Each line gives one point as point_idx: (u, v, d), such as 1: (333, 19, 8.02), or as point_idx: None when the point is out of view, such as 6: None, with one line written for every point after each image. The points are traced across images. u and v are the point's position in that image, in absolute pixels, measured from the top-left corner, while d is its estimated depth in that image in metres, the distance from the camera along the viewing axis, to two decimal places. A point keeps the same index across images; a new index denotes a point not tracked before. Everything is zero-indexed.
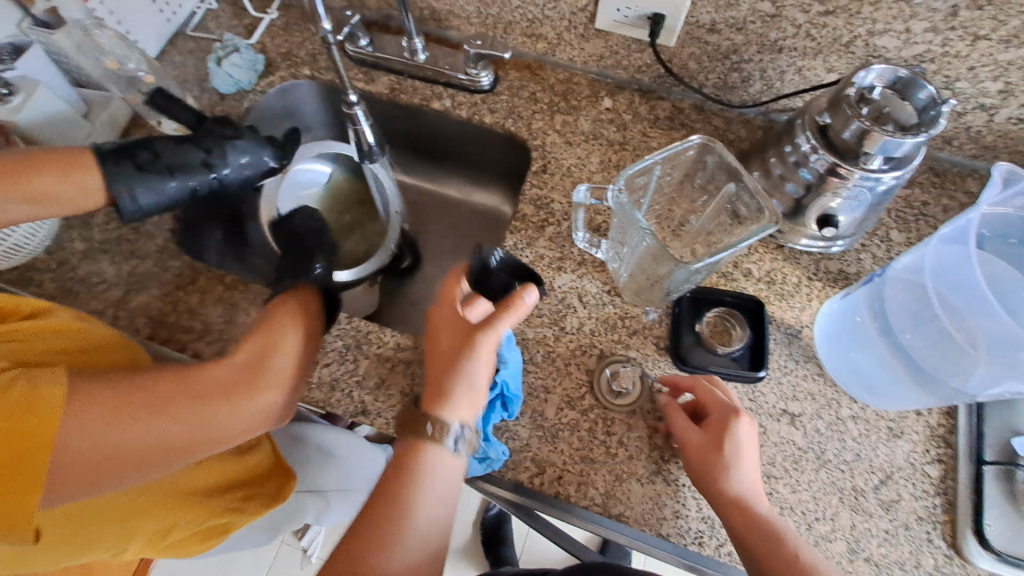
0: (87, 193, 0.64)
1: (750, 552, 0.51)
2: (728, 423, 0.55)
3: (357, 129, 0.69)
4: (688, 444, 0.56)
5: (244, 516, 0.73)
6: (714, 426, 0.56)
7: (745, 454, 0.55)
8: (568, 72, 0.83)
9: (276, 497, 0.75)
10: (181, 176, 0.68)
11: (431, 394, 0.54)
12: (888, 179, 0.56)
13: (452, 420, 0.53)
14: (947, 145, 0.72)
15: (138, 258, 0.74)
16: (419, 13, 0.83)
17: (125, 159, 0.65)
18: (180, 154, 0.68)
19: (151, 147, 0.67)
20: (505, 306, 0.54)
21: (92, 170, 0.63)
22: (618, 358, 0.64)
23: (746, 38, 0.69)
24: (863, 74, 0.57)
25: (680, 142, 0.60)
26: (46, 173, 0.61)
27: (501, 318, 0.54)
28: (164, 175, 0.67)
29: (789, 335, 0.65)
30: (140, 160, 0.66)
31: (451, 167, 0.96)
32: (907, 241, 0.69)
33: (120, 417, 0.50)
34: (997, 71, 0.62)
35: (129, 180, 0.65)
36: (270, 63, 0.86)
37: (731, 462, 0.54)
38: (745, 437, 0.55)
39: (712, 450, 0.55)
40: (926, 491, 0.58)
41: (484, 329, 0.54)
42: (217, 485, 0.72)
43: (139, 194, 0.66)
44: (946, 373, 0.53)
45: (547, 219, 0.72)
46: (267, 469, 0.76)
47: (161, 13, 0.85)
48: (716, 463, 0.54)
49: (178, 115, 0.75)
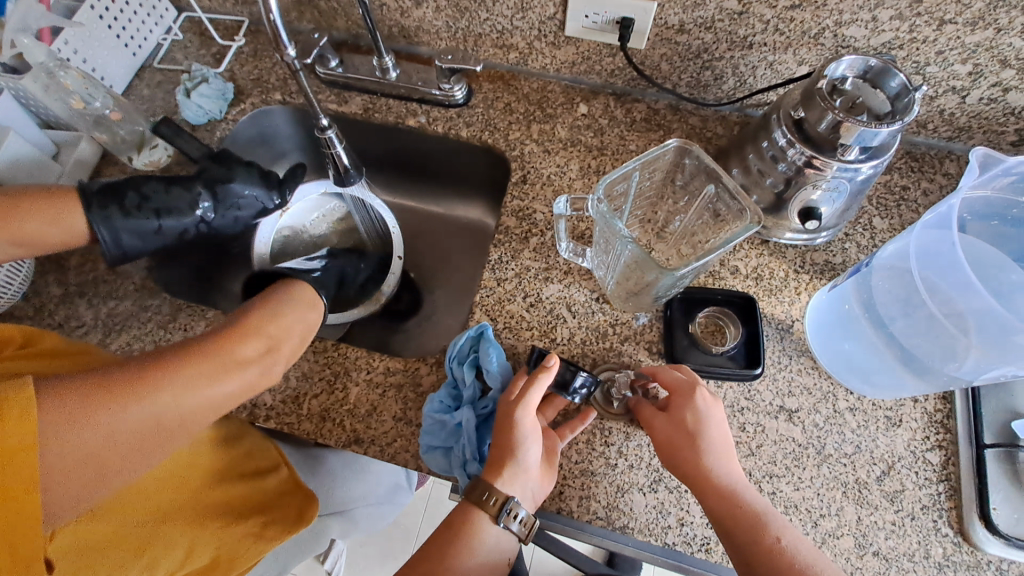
0: (71, 235, 0.63)
1: (726, 526, 0.51)
2: (685, 401, 0.56)
3: (331, 154, 0.67)
4: (657, 434, 0.56)
5: (264, 543, 0.70)
6: (674, 408, 0.57)
7: (712, 430, 0.55)
8: (541, 81, 0.82)
9: (299, 519, 0.71)
10: (168, 219, 0.68)
11: (491, 466, 0.55)
12: (866, 169, 0.56)
13: (514, 494, 0.54)
14: (922, 128, 0.72)
15: (116, 299, 0.72)
16: (387, 30, 0.83)
17: (111, 202, 0.65)
18: (171, 198, 0.68)
19: (140, 188, 0.67)
20: (535, 374, 0.56)
21: (77, 212, 0.63)
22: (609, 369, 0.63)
23: (716, 37, 0.68)
24: (834, 66, 0.56)
25: (656, 147, 0.60)
26: (34, 218, 0.60)
27: (534, 389, 0.56)
28: (152, 218, 0.66)
29: (781, 330, 0.65)
30: (127, 204, 0.66)
31: (432, 183, 0.95)
32: (889, 227, 0.69)
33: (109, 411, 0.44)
34: (966, 53, 0.62)
35: (113, 223, 0.64)
36: (241, 90, 0.85)
37: (699, 442, 0.54)
38: (706, 410, 0.56)
39: (679, 431, 0.55)
40: (929, 479, 0.58)
41: (524, 401, 0.56)
42: (238, 512, 0.70)
43: (124, 239, 0.65)
44: (939, 360, 0.53)
45: (530, 230, 0.71)
46: (288, 490, 0.73)
47: (127, 48, 0.83)
48: (687, 444, 0.54)
49: (185, 147, 0.73)
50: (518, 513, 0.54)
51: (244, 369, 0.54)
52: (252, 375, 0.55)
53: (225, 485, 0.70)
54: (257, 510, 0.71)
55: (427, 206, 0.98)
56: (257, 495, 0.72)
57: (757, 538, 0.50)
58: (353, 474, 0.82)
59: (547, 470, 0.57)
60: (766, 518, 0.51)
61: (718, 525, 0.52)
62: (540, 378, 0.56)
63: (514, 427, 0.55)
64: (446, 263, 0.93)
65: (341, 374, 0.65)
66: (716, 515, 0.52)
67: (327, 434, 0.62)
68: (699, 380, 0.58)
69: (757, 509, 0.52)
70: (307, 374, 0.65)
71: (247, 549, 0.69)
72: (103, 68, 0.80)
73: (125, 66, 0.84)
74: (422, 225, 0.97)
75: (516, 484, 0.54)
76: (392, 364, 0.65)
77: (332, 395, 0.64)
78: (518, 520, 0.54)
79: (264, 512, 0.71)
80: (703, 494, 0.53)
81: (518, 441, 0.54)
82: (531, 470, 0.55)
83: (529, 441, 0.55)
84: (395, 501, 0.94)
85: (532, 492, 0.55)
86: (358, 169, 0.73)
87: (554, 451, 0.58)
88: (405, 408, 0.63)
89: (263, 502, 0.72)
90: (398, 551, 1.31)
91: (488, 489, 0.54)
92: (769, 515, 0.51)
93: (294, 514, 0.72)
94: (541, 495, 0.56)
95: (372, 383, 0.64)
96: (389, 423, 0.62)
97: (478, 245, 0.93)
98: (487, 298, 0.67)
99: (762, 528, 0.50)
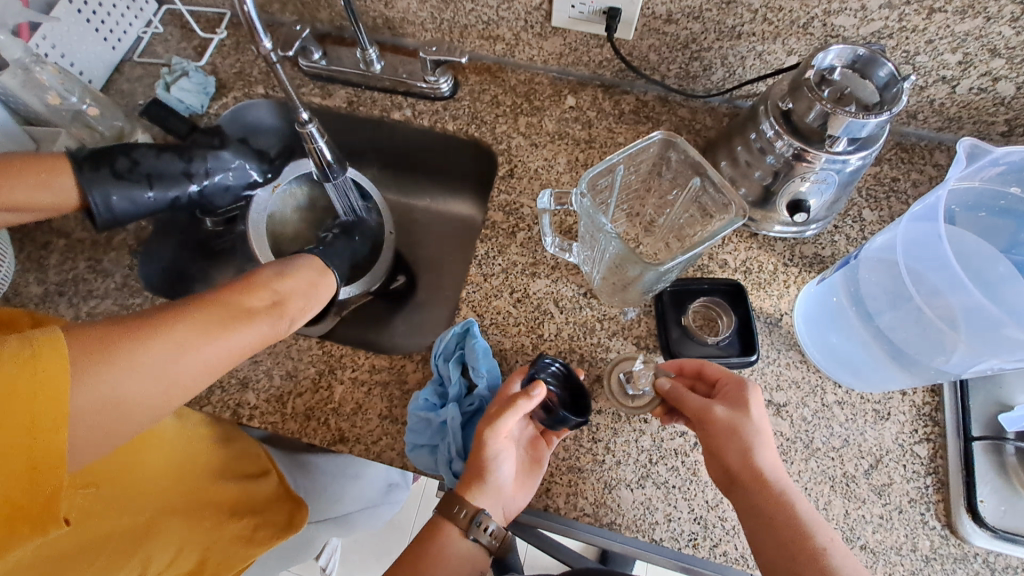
0: (63, 197, 0.63)
1: (774, 525, 0.48)
2: (744, 388, 0.54)
3: (312, 148, 0.66)
4: (710, 418, 0.52)
5: (252, 547, 0.69)
6: (730, 396, 0.54)
7: (764, 426, 0.52)
8: (529, 73, 0.81)
9: (288, 526, 0.71)
10: (159, 186, 0.70)
11: (466, 476, 0.55)
12: (855, 160, 0.55)
13: (484, 506, 0.54)
14: (912, 119, 0.71)
15: (97, 298, 0.71)
16: (372, 21, 0.81)
17: (103, 164, 0.66)
18: (161, 164, 0.71)
19: (130, 154, 0.69)
20: (512, 398, 0.54)
21: (67, 174, 0.63)
22: (625, 360, 0.61)
23: (703, 26, 0.67)
24: (822, 55, 0.55)
25: (641, 139, 0.59)
26: (24, 181, 0.59)
27: (509, 415, 0.53)
28: (143, 183, 0.69)
29: (770, 324, 0.64)
30: (119, 168, 0.67)
31: (420, 178, 0.94)
32: (879, 219, 0.68)
33: (131, 358, 0.42)
34: (956, 42, 0.61)
35: (106, 187, 0.65)
36: (223, 83, 0.83)
37: (757, 433, 0.52)
38: (759, 401, 0.54)
39: (735, 420, 0.52)
40: (917, 472, 0.57)
41: (492, 419, 0.54)
42: (226, 514, 0.70)
43: (115, 203, 0.67)
44: (928, 354, 0.52)
45: (518, 224, 0.70)
46: (278, 495, 0.73)
47: (105, 41, 0.81)
48: (742, 434, 0.51)
49: (173, 126, 0.78)
50: (489, 526, 0.54)
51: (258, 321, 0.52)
52: (267, 324, 0.53)
53: (217, 486, 0.70)
54: (249, 512, 0.71)
55: (415, 201, 0.96)
56: (245, 499, 0.71)
57: (800, 542, 0.46)
58: (343, 476, 0.80)
59: (524, 485, 0.56)
60: (812, 528, 0.47)
61: (753, 522, 0.49)
62: (518, 407, 0.53)
63: (484, 444, 0.54)
64: (435, 259, 0.92)
65: (325, 372, 0.64)
66: (767, 510, 0.49)
67: (312, 433, 0.61)
68: (748, 379, 0.56)
69: (802, 515, 0.48)
70: (291, 373, 0.64)
71: (234, 553, 0.68)
72: (82, 63, 0.79)
73: (105, 61, 0.82)
74: (411, 220, 0.96)
75: (487, 497, 0.54)
76: (377, 361, 0.64)
77: (317, 394, 0.63)
78: (490, 531, 0.54)
79: (255, 514, 0.71)
80: (744, 487, 0.50)
81: (489, 458, 0.54)
82: (502, 487, 0.55)
83: (501, 462, 0.54)
84: (390, 500, 0.92)
85: (505, 505, 0.56)
86: (342, 163, 0.71)
87: (535, 468, 0.57)
88: (391, 406, 0.62)
89: (252, 506, 0.71)
90: (392, 546, 1.31)
91: (459, 502, 0.54)
92: (819, 524, 0.48)
93: (284, 520, 0.71)
94: (512, 508, 0.56)
95: (357, 381, 0.63)
96: (375, 421, 0.62)
97: (466, 240, 0.92)
98: (474, 294, 0.67)
99: (808, 534, 0.47)
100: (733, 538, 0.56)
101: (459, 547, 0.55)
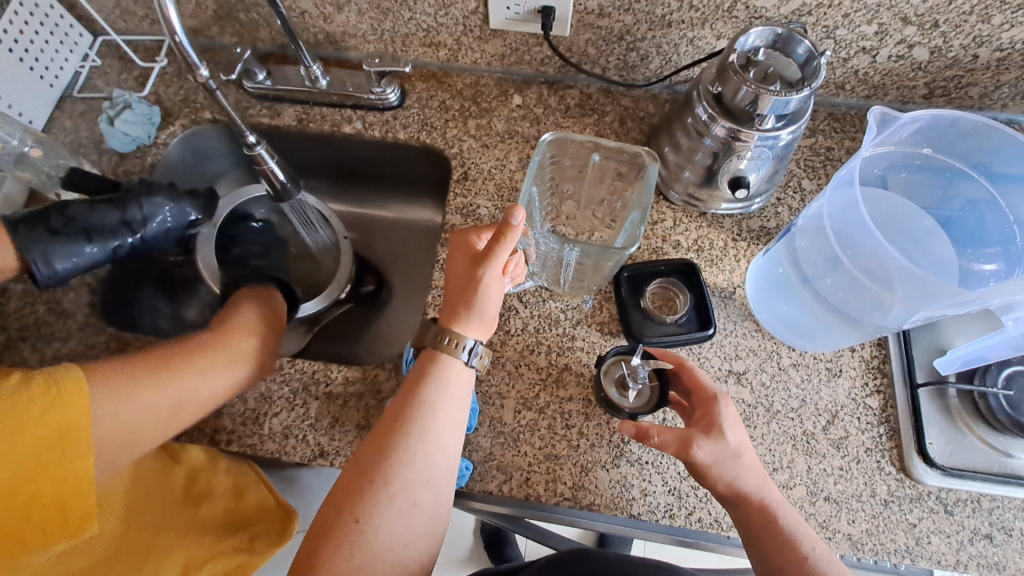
0: (1, 264, 0.63)
1: (759, 545, 0.52)
2: (716, 409, 0.56)
3: (264, 169, 0.66)
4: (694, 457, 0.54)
5: (255, 556, 0.68)
6: (708, 421, 0.55)
7: (742, 447, 0.55)
8: (474, 76, 0.82)
9: (283, 533, 0.69)
10: (99, 240, 0.68)
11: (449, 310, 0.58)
12: (785, 135, 0.58)
13: (470, 337, 0.57)
14: (840, 90, 0.75)
15: (60, 340, 0.70)
16: (312, 37, 0.81)
17: (37, 224, 0.65)
18: (95, 216, 0.68)
19: (65, 212, 0.67)
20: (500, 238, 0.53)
21: (3, 241, 0.63)
22: (615, 363, 0.62)
23: (635, 18, 0.70)
24: (744, 39, 0.58)
25: (536, 150, 0.63)
26: None
27: (501, 248, 0.54)
28: (80, 238, 0.67)
29: (724, 298, 0.67)
30: (53, 226, 0.66)
31: (378, 189, 0.94)
32: (817, 187, 0.72)
33: (133, 393, 0.56)
34: (870, 14, 0.65)
35: (42, 246, 0.64)
36: (168, 112, 0.83)
37: (741, 458, 0.54)
38: (732, 419, 0.55)
39: (720, 452, 0.53)
40: (870, 422, 0.61)
41: (486, 263, 0.55)
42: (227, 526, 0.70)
43: (55, 260, 0.65)
44: (867, 311, 0.55)
45: (476, 225, 0.71)
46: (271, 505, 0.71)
47: (42, 80, 0.80)
48: (732, 463, 0.53)
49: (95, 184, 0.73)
50: (474, 349, 0.57)
51: (191, 365, 0.61)
52: (201, 368, 0.62)
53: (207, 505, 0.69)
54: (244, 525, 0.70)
55: (377, 211, 0.97)
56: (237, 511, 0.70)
57: (790, 554, 0.50)
58: None
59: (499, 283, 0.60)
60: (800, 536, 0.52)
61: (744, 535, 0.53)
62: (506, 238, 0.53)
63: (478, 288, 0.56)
64: (403, 264, 0.94)
65: (300, 390, 0.65)
66: (756, 530, 0.52)
67: (291, 451, 0.62)
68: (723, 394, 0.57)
69: (787, 526, 0.52)
70: (264, 395, 0.65)
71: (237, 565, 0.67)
72: (20, 104, 0.77)
73: (43, 99, 0.80)
74: (375, 231, 0.97)
75: (475, 328, 0.58)
76: (350, 374, 0.65)
77: (292, 413, 0.64)
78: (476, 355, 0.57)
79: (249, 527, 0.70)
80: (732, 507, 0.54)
81: (478, 286, 0.56)
82: (490, 313, 0.58)
83: (487, 296, 0.56)
84: None
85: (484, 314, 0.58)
86: (295, 181, 0.71)
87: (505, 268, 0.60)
88: (367, 416, 0.63)
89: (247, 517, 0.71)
90: None
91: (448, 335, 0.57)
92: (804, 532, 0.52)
93: (277, 528, 0.70)
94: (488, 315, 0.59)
95: (331, 396, 0.64)
96: (353, 433, 0.63)
97: (431, 245, 0.94)
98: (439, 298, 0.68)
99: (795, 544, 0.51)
100: (706, 505, 0.59)
101: (453, 397, 0.56)
